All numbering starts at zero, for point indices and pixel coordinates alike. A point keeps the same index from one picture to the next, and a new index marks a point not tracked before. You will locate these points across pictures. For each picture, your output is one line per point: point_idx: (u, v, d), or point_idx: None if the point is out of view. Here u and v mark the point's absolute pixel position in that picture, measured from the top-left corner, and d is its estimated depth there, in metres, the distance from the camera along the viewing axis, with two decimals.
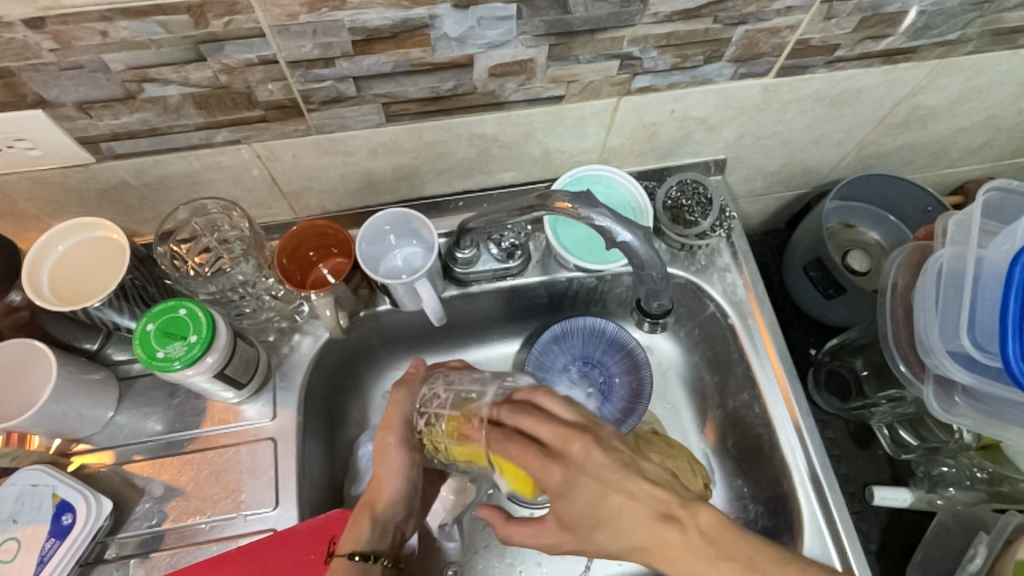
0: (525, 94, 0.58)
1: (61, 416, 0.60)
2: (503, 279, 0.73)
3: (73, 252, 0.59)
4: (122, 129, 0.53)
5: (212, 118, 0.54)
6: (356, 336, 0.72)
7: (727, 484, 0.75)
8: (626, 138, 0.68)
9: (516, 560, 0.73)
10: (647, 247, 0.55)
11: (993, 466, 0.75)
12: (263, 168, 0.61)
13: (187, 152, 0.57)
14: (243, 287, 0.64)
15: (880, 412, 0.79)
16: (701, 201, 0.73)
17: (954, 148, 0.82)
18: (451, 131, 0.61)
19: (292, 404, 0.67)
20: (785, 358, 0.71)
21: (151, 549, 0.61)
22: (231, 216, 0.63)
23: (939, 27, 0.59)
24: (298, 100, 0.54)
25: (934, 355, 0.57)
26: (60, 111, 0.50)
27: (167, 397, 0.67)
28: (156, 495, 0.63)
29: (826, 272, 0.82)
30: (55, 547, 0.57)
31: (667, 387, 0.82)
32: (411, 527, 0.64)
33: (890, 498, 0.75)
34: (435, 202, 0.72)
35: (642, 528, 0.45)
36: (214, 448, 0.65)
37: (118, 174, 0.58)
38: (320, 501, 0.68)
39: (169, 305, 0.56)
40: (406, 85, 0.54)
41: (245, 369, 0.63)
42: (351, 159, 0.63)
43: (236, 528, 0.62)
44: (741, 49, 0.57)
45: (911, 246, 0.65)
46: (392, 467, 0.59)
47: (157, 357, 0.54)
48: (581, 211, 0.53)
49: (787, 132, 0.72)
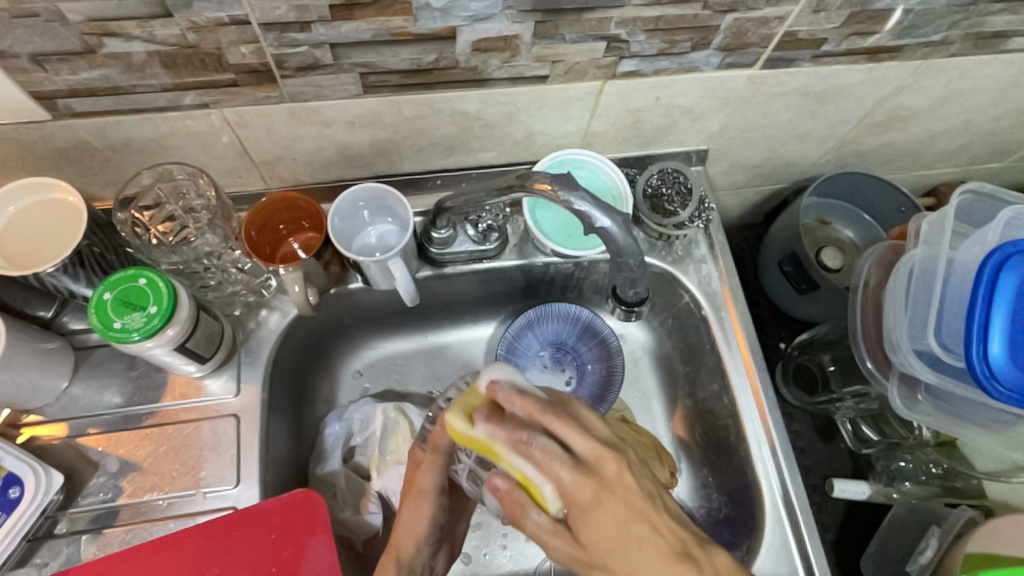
0: (509, 72, 0.57)
1: (10, 385, 0.57)
2: (479, 262, 0.71)
3: (27, 213, 0.55)
4: (80, 86, 0.50)
5: (179, 79, 0.51)
6: (326, 313, 0.71)
7: (693, 473, 0.76)
8: (609, 123, 0.67)
9: (482, 543, 0.73)
10: (626, 233, 0.53)
11: (947, 462, 0.77)
12: (233, 136, 0.59)
13: (151, 114, 0.54)
14: (209, 258, 0.62)
15: (843, 407, 0.82)
16: (681, 191, 0.72)
17: (930, 150, 0.83)
18: (431, 107, 0.60)
19: (257, 381, 0.65)
20: (756, 351, 0.71)
21: (104, 525, 0.59)
22: (198, 184, 0.60)
23: (924, 27, 0.59)
24: (272, 64, 0.51)
25: (901, 352, 0.57)
26: (13, 62, 0.47)
27: (125, 369, 0.64)
28: (111, 470, 0.61)
29: (799, 268, 0.82)
30: (2, 521, 0.54)
31: (639, 374, 0.82)
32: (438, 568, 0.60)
33: (849, 491, 0.77)
34: (412, 179, 0.71)
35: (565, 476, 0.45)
36: (174, 423, 0.63)
37: (77, 133, 0.55)
38: (283, 480, 0.66)
39: (126, 275, 0.53)
40: (386, 55, 0.52)
41: (208, 343, 0.60)
42: (328, 130, 0.61)
43: (195, 505, 0.60)
44: (729, 38, 0.57)
45: (883, 245, 0.66)
46: (413, 513, 0.56)
47: (113, 328, 0.51)
48: (560, 193, 0.51)
49: (771, 126, 0.72)
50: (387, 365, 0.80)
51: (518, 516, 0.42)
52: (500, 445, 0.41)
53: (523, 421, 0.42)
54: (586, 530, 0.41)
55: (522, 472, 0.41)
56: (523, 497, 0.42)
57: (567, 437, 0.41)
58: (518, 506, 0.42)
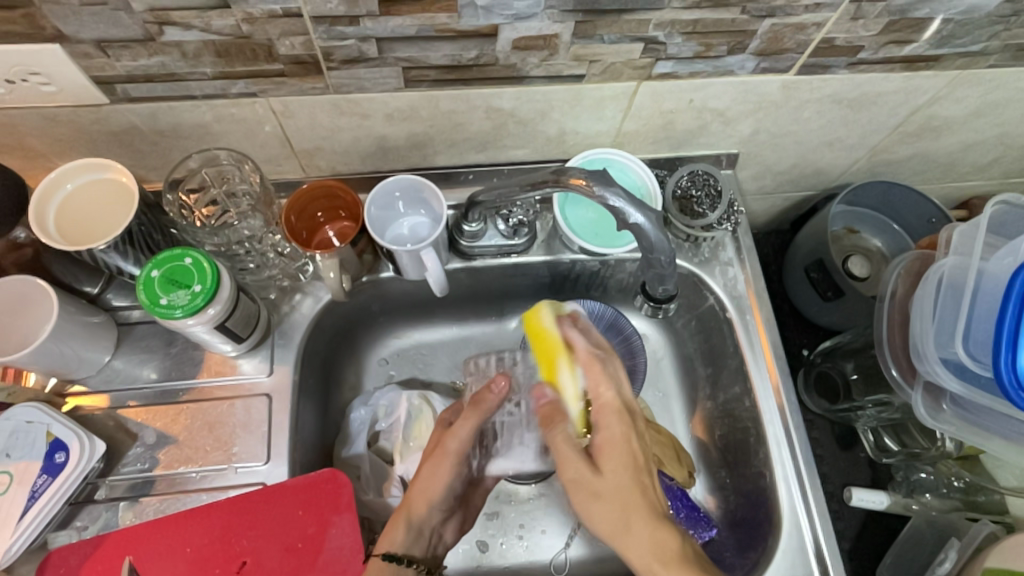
0: (546, 70, 0.58)
1: (58, 355, 0.60)
2: (507, 256, 0.73)
3: (83, 192, 0.58)
4: (138, 71, 0.52)
5: (230, 68, 0.53)
6: (357, 300, 0.73)
7: (711, 474, 0.77)
8: (641, 124, 0.68)
9: (499, 532, 0.75)
10: (659, 230, 0.54)
11: (970, 476, 0.78)
12: (276, 124, 0.61)
13: (202, 101, 0.57)
14: (250, 241, 0.65)
15: (864, 416, 0.81)
16: (711, 193, 0.73)
17: (963, 162, 0.82)
18: (468, 102, 0.61)
19: (288, 362, 0.67)
20: (779, 355, 0.71)
21: (140, 494, 0.61)
22: (242, 169, 0.62)
23: (963, 37, 0.59)
24: (318, 56, 0.53)
25: (926, 360, 0.58)
26: (78, 48, 0.49)
27: (165, 346, 0.67)
28: (148, 441, 0.63)
29: (825, 274, 0.82)
30: (47, 484, 0.57)
31: (659, 374, 0.83)
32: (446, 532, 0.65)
33: (868, 500, 0.77)
34: (444, 173, 0.72)
35: (601, 449, 0.53)
36: (210, 399, 0.65)
37: (130, 117, 0.58)
38: (310, 460, 0.68)
39: (174, 253, 0.55)
40: (428, 50, 0.54)
41: (246, 323, 0.63)
42: (367, 122, 0.62)
43: (226, 480, 0.62)
44: (765, 43, 0.57)
45: (913, 254, 0.65)
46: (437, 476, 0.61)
47: (160, 304, 0.54)
48: (596, 188, 0.52)
49: (802, 131, 0.72)
50: (412, 354, 0.81)
51: (551, 422, 0.54)
52: (573, 361, 0.56)
53: (600, 353, 0.56)
54: (612, 482, 0.51)
55: (581, 390, 0.55)
56: (561, 409, 0.55)
57: (615, 380, 0.56)
58: (555, 418, 0.55)
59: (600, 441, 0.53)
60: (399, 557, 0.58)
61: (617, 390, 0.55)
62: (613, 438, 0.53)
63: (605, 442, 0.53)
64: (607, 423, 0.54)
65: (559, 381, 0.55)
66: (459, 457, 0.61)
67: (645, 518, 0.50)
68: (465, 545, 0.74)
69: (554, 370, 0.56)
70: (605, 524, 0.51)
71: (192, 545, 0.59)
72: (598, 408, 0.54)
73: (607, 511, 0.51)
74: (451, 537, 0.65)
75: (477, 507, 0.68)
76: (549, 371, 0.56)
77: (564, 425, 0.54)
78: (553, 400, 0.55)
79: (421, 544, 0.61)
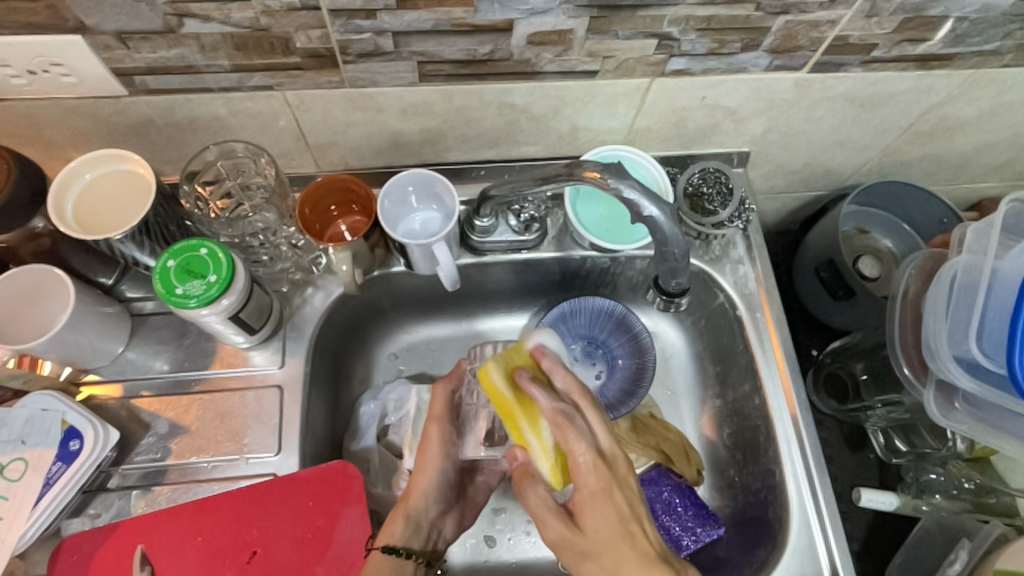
0: (560, 66, 0.58)
1: (73, 344, 0.60)
2: (518, 252, 0.73)
3: (101, 181, 0.59)
4: (157, 63, 0.53)
5: (248, 61, 0.54)
6: (368, 294, 0.73)
7: (720, 473, 0.76)
8: (653, 121, 0.69)
9: (507, 527, 0.75)
10: (673, 223, 0.53)
11: (981, 477, 0.77)
12: (292, 118, 0.62)
13: (219, 94, 0.57)
14: (264, 233, 0.65)
15: (874, 416, 0.81)
16: (722, 190, 0.73)
17: (975, 163, 0.82)
18: (482, 97, 0.62)
19: (300, 355, 0.68)
20: (790, 354, 0.71)
21: (152, 482, 0.62)
22: (258, 162, 0.63)
23: (978, 36, 0.59)
24: (335, 50, 0.53)
25: (940, 359, 0.58)
26: (99, 39, 0.50)
27: (178, 337, 0.68)
28: (160, 431, 0.64)
29: (836, 274, 0.82)
30: (62, 471, 0.57)
31: (668, 373, 0.83)
32: (445, 527, 0.65)
33: (877, 501, 0.76)
34: (456, 169, 0.73)
35: (583, 508, 0.50)
36: (222, 391, 0.66)
37: (147, 109, 0.58)
38: (320, 453, 0.69)
39: (190, 244, 0.56)
40: (443, 45, 0.54)
41: (259, 314, 0.63)
42: (381, 117, 0.63)
43: (237, 470, 0.63)
44: (779, 40, 0.57)
45: (925, 253, 0.65)
46: (429, 460, 0.62)
47: (176, 293, 0.54)
48: (611, 181, 0.52)
49: (814, 131, 0.72)
50: (422, 349, 0.82)
51: (526, 488, 0.53)
52: (538, 417, 0.50)
53: (566, 405, 0.51)
54: (596, 540, 0.49)
55: (550, 444, 0.50)
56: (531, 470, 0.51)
57: (588, 435, 0.50)
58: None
59: (578, 498, 0.50)
60: (397, 548, 0.58)
61: (593, 444, 0.49)
62: (590, 498, 0.49)
63: (581, 501, 0.50)
64: (581, 485, 0.49)
65: (526, 443, 0.50)
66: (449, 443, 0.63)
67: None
68: (472, 539, 0.74)
69: (517, 430, 0.50)
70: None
71: (203, 534, 0.59)
72: (576, 470, 0.49)
73: (590, 571, 0.49)
74: (452, 533, 0.66)
75: (478, 502, 0.69)
76: (512, 433, 0.51)
77: (539, 485, 0.53)
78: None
79: (421, 536, 0.61)
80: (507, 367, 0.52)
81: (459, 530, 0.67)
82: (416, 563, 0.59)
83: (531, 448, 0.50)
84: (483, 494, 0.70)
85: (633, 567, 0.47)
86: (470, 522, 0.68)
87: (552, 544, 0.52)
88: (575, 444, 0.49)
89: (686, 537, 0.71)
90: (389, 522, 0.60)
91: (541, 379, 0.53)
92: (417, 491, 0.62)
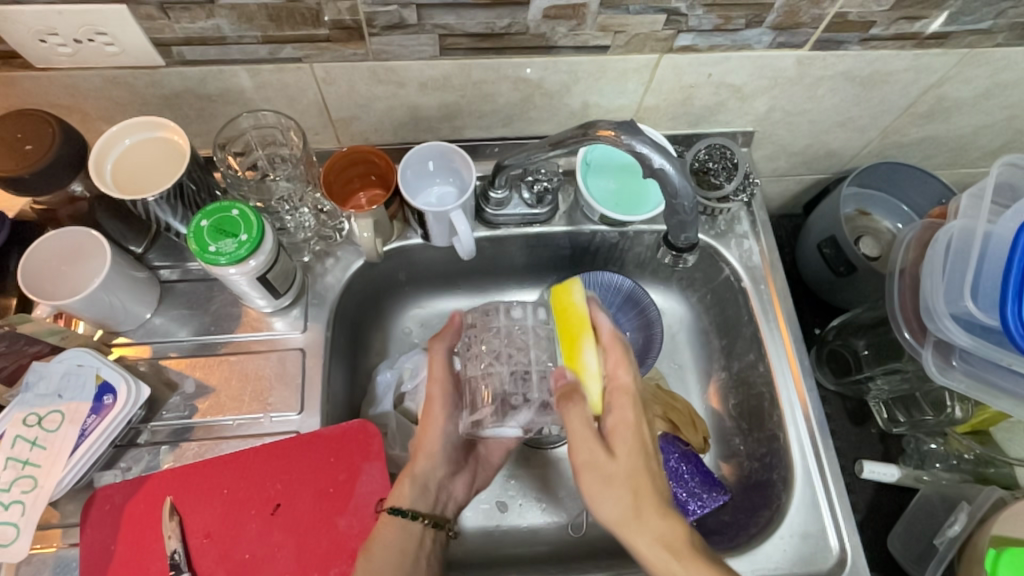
0: (574, 40, 0.61)
1: (108, 304, 0.63)
2: (530, 225, 0.76)
3: (139, 146, 0.62)
4: (194, 34, 0.56)
5: (279, 32, 0.57)
6: (385, 266, 0.76)
7: (725, 442, 0.79)
8: (661, 99, 0.71)
9: (518, 493, 0.77)
10: (682, 176, 0.57)
11: (981, 448, 0.78)
12: (318, 91, 0.65)
13: (251, 66, 0.61)
14: (288, 197, 0.69)
15: (876, 389, 0.83)
16: (728, 165, 0.76)
17: (973, 146, 0.85)
18: (498, 72, 0.65)
19: (322, 321, 0.70)
20: (794, 325, 0.74)
21: (180, 439, 0.65)
22: (286, 132, 0.65)
23: (972, 14, 0.62)
24: (362, 22, 0.56)
25: (938, 317, 0.60)
26: (142, 9, 0.53)
27: (204, 303, 0.70)
28: (187, 391, 0.67)
29: (838, 250, 0.84)
30: (96, 422, 0.60)
31: (676, 348, 0.85)
32: (455, 489, 0.66)
33: (877, 472, 0.79)
34: (471, 146, 0.76)
35: (620, 440, 0.54)
36: (246, 353, 0.68)
37: (182, 79, 0.62)
38: (340, 416, 0.71)
39: (222, 206, 0.59)
40: (464, 18, 0.57)
41: (284, 278, 0.66)
42: (402, 91, 0.66)
43: (261, 428, 0.65)
44: (782, 16, 0.60)
45: (922, 225, 0.67)
46: (433, 422, 0.63)
47: (208, 250, 0.57)
48: (624, 138, 0.55)
49: (816, 110, 0.75)
50: (437, 323, 0.84)
51: (570, 399, 0.53)
52: (596, 339, 0.56)
53: (619, 340, 0.57)
54: (630, 469, 0.53)
55: (601, 369, 0.55)
56: (581, 386, 0.54)
57: (633, 368, 0.57)
58: (574, 396, 0.53)
59: (617, 427, 0.54)
60: (404, 510, 0.60)
61: (635, 381, 0.57)
62: (628, 430, 0.54)
63: (621, 431, 0.54)
64: (623, 419, 0.54)
65: (585, 357, 0.55)
66: (452, 407, 0.63)
67: (661, 511, 0.51)
68: (484, 505, 0.76)
69: (579, 343, 0.55)
70: (606, 509, 0.52)
71: (229, 487, 0.62)
72: (618, 400, 0.55)
73: (612, 498, 0.52)
74: (462, 494, 0.67)
75: (491, 464, 0.70)
76: (570, 350, 0.55)
77: (583, 407, 0.53)
78: (575, 379, 0.54)
79: (429, 500, 0.63)
80: (575, 291, 0.58)
81: (471, 491, 0.68)
82: (424, 525, 0.61)
83: (585, 365, 0.55)
84: (496, 455, 0.70)
85: (655, 498, 0.52)
86: (482, 482, 0.69)
87: (579, 467, 0.53)
88: (623, 377, 0.56)
89: (692, 502, 0.72)
90: (396, 485, 0.62)
91: (594, 312, 0.59)
92: (421, 456, 0.62)
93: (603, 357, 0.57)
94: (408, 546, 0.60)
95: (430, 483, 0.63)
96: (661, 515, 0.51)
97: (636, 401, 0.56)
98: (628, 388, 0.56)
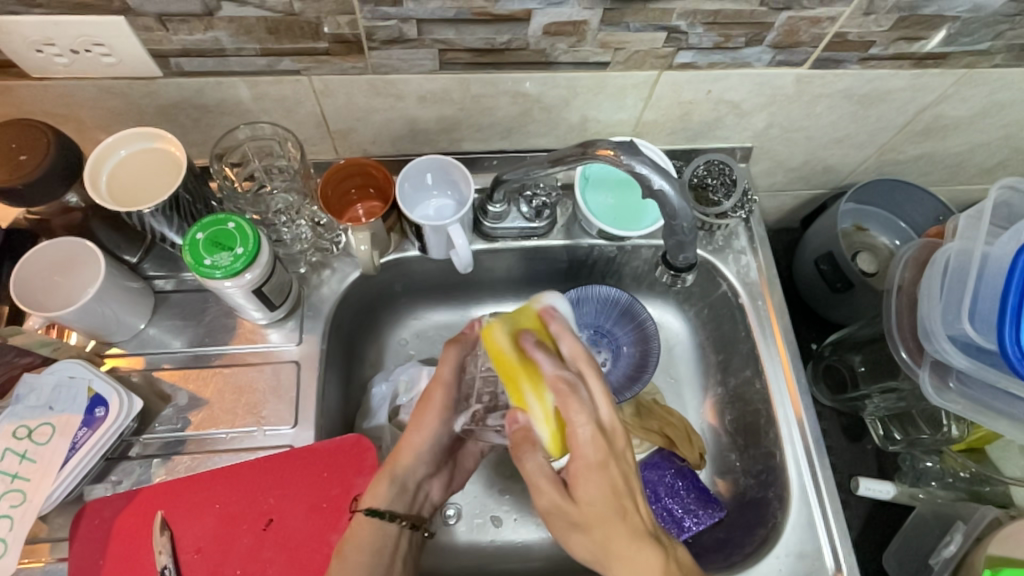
0: (573, 56, 0.61)
1: (101, 315, 0.62)
2: (528, 239, 0.76)
3: (136, 157, 0.61)
4: (192, 46, 0.56)
5: (278, 45, 0.57)
6: (382, 278, 0.76)
7: (721, 458, 0.78)
8: (660, 114, 0.71)
9: (514, 508, 0.76)
10: (682, 198, 0.56)
11: (976, 466, 0.77)
12: (316, 103, 0.65)
13: (249, 78, 0.60)
14: (287, 210, 0.70)
15: (871, 406, 0.83)
16: (726, 182, 0.76)
17: (969, 164, 0.85)
18: (497, 87, 0.64)
19: (317, 333, 0.70)
20: (791, 342, 0.73)
21: (172, 452, 0.64)
22: (285, 145, 0.65)
23: (970, 36, 0.62)
24: (361, 35, 0.56)
25: (935, 338, 0.60)
26: (140, 21, 0.53)
27: (198, 314, 0.70)
28: (180, 403, 0.66)
29: (835, 267, 0.84)
30: (88, 435, 0.59)
31: (672, 362, 0.85)
32: (432, 489, 0.65)
33: (874, 490, 0.80)
34: (469, 158, 0.75)
35: (578, 484, 0.50)
36: (240, 365, 0.68)
37: (179, 90, 0.61)
38: (334, 429, 0.71)
39: (218, 219, 0.58)
40: (464, 33, 0.57)
41: (280, 290, 0.65)
42: (400, 104, 0.66)
43: (254, 442, 0.65)
44: (781, 36, 0.61)
45: (919, 244, 0.67)
46: (425, 423, 0.61)
47: (204, 264, 0.57)
48: (623, 157, 0.54)
49: (814, 127, 0.75)
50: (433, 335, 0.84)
51: (522, 451, 0.51)
52: (539, 384, 0.50)
53: (570, 374, 0.51)
54: (592, 513, 0.50)
55: (553, 411, 0.50)
56: (534, 436, 0.50)
57: (590, 406, 0.50)
58: (527, 444, 0.50)
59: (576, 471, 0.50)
60: (382, 512, 0.59)
61: (593, 416, 0.50)
62: (589, 473, 0.50)
63: (579, 475, 0.50)
64: (581, 462, 0.50)
65: (525, 406, 0.49)
66: (448, 405, 0.62)
67: (629, 552, 0.50)
68: (479, 519, 0.76)
69: (518, 394, 0.50)
70: (578, 546, 0.53)
71: (220, 501, 0.61)
72: (576, 443, 0.49)
73: (580, 538, 0.52)
74: (437, 495, 0.66)
75: (467, 467, 0.69)
76: (515, 393, 0.50)
77: (538, 454, 0.50)
78: (526, 426, 0.50)
79: (406, 500, 0.62)
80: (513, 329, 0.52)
81: (445, 493, 0.67)
82: (401, 526, 0.60)
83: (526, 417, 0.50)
84: (473, 460, 0.70)
85: (623, 536, 0.50)
86: (456, 486, 0.69)
87: (545, 513, 0.53)
88: (578, 420, 0.49)
89: (687, 517, 0.72)
90: (374, 485, 0.60)
91: (547, 344, 0.52)
92: (406, 457, 0.61)
93: (552, 400, 0.50)
94: (382, 552, 0.59)
95: (410, 482, 0.62)
96: (627, 554, 0.50)
97: (597, 440, 0.49)
98: (586, 428, 0.49)
